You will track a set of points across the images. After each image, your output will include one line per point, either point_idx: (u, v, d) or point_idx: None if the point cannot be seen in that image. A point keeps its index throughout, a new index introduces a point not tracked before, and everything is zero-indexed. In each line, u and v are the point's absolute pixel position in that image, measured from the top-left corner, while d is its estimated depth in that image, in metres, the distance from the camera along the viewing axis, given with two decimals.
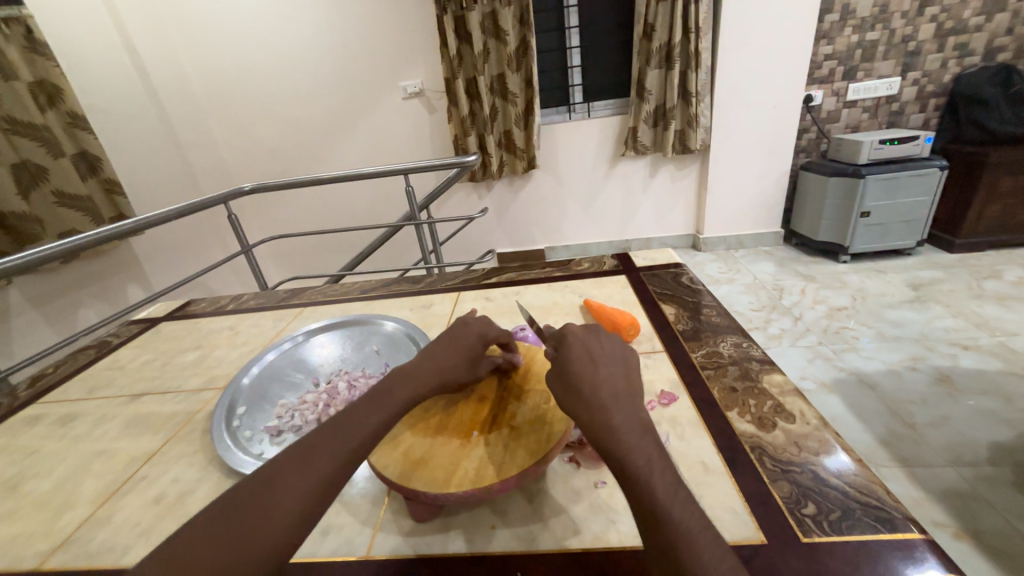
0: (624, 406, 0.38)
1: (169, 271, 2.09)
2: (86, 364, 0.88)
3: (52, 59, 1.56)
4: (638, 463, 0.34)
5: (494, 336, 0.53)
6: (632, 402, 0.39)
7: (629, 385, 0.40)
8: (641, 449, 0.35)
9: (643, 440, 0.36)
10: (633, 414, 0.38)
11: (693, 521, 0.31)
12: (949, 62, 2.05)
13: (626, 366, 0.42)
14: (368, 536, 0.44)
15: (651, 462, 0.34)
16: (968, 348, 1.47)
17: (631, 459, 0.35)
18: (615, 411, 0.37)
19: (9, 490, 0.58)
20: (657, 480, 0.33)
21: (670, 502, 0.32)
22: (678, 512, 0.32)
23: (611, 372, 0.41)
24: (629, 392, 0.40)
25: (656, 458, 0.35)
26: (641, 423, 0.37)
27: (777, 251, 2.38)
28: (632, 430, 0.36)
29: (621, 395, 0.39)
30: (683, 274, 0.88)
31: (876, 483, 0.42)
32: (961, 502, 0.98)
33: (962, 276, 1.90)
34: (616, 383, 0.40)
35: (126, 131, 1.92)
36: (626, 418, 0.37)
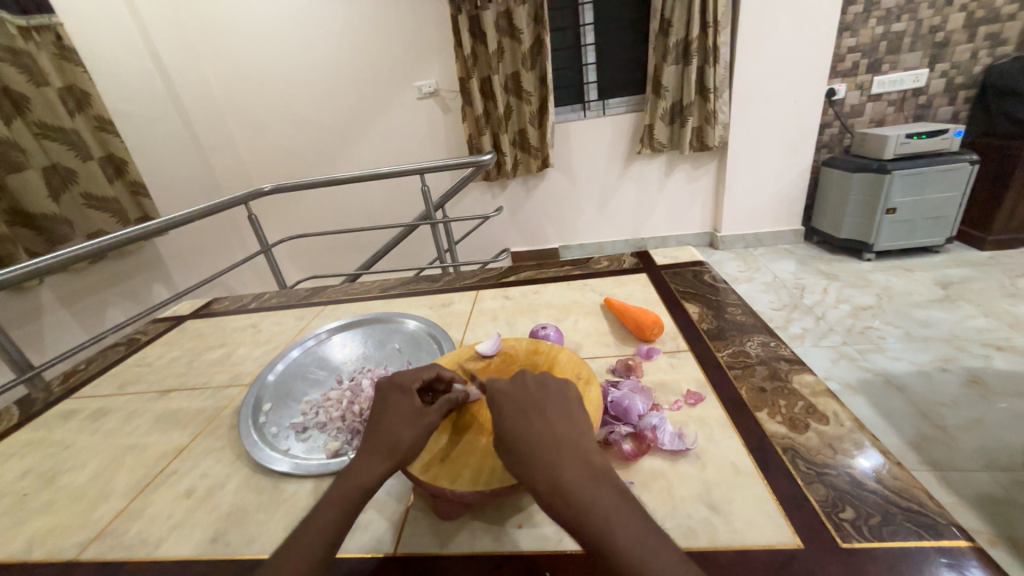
0: (572, 459, 0.36)
1: (191, 270, 2.14)
2: (116, 361, 0.91)
3: (79, 64, 1.61)
4: (598, 520, 0.33)
5: (410, 383, 0.48)
6: (578, 452, 0.37)
7: (573, 432, 0.39)
8: (598, 503, 0.34)
9: (599, 493, 0.34)
10: (583, 465, 0.36)
11: (669, 567, 0.30)
12: (980, 52, 1.97)
13: (566, 412, 0.41)
14: (395, 533, 0.44)
15: (613, 515, 0.33)
16: (1001, 348, 1.42)
17: (590, 517, 0.33)
18: (563, 466, 0.36)
19: (47, 481, 0.60)
20: (622, 534, 0.32)
21: (639, 555, 0.31)
22: (652, 563, 0.30)
23: (552, 424, 0.39)
24: (574, 441, 0.38)
25: (617, 508, 0.33)
26: (591, 472, 0.36)
27: (798, 249, 2.33)
28: (585, 483, 0.35)
29: (566, 448, 0.37)
30: (706, 271, 0.86)
31: (916, 488, 0.41)
32: (996, 507, 0.94)
33: (995, 274, 1.83)
34: (558, 433, 0.38)
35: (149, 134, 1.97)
36: (575, 470, 0.36)
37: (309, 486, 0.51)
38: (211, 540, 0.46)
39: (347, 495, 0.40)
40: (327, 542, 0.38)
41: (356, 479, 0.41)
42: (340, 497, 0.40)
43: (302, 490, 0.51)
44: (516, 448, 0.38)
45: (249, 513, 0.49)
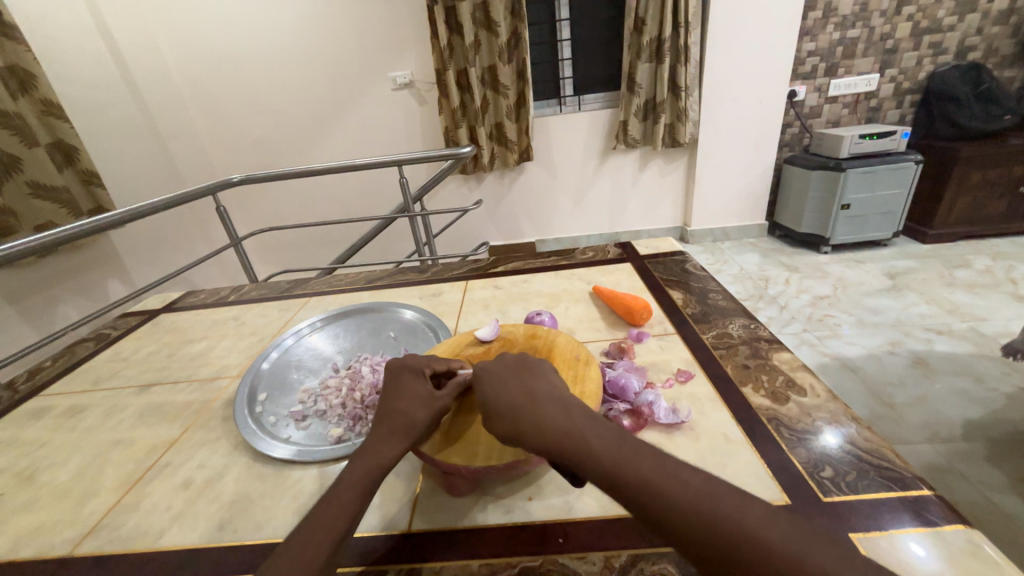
0: (545, 402, 0.39)
1: (150, 266, 2.03)
2: (84, 357, 0.86)
3: (21, 42, 1.49)
4: (576, 444, 0.35)
5: (424, 367, 0.48)
6: (551, 397, 0.40)
7: (548, 384, 0.42)
8: (574, 430, 0.36)
9: (581, 426, 0.36)
10: (556, 405, 0.38)
11: (647, 464, 0.33)
12: (924, 60, 2.13)
13: (544, 376, 0.43)
14: (408, 512, 0.46)
15: (589, 436, 0.35)
16: (942, 333, 1.55)
17: (568, 443, 0.35)
18: (542, 414, 0.38)
19: (25, 480, 0.57)
20: (599, 449, 0.34)
21: (618, 462, 0.33)
22: (630, 463, 0.33)
23: (527, 380, 0.42)
24: (550, 391, 0.40)
25: (594, 430, 0.36)
26: (570, 413, 0.38)
27: (762, 242, 2.45)
28: (565, 422, 0.37)
29: (539, 395, 0.40)
30: (687, 260, 0.91)
31: (884, 447, 0.46)
32: (938, 475, 1.04)
33: (935, 265, 1.99)
34: (533, 386, 0.41)
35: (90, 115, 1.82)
36: (556, 415, 0.38)
37: (314, 472, 0.51)
38: (216, 528, 0.46)
39: (364, 475, 0.41)
40: (347, 522, 0.38)
41: (374, 459, 0.42)
42: (358, 478, 0.40)
43: (307, 476, 0.51)
44: (499, 410, 0.39)
45: (254, 501, 0.49)
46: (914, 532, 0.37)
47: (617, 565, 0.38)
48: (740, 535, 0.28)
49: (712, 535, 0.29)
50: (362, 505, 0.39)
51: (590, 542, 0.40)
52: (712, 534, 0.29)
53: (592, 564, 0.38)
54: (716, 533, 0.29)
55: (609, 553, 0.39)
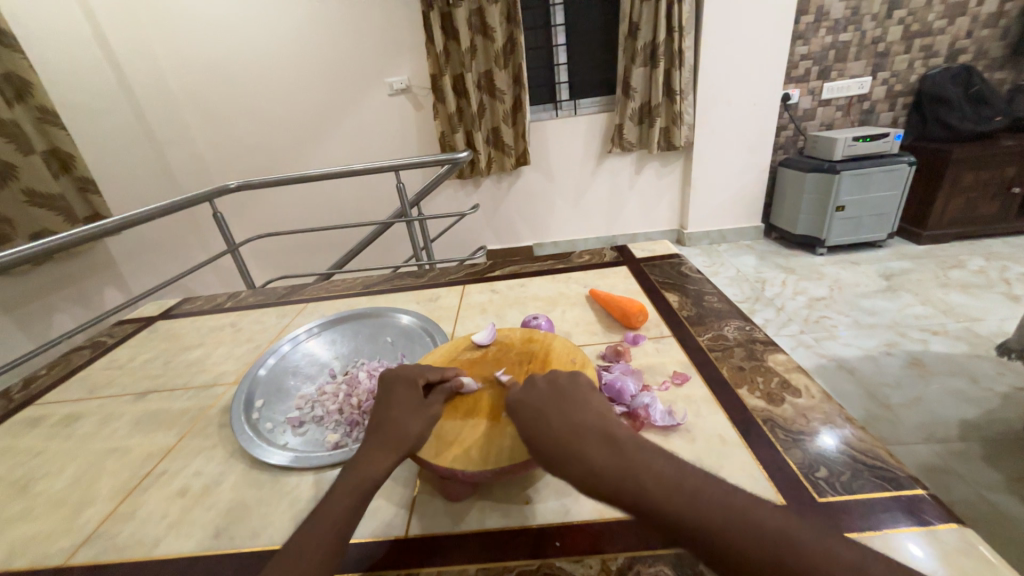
0: (591, 439, 0.37)
1: (146, 273, 2.02)
2: (81, 365, 0.86)
3: (17, 50, 1.49)
4: (631, 486, 0.33)
5: (415, 377, 0.49)
6: (596, 431, 0.37)
7: (589, 414, 0.40)
8: (626, 469, 0.34)
9: (628, 463, 0.34)
10: (603, 441, 0.37)
11: (711, 504, 0.31)
12: (915, 63, 2.15)
13: (580, 401, 0.41)
14: (404, 516, 0.46)
15: (644, 476, 0.33)
16: (937, 333, 1.56)
17: (622, 485, 0.33)
18: (587, 451, 0.36)
19: (21, 489, 0.57)
20: (656, 490, 0.32)
21: (679, 505, 0.31)
22: (694, 507, 0.31)
23: (567, 412, 0.40)
24: (590, 422, 0.39)
25: (647, 467, 0.34)
26: (615, 447, 0.36)
27: (758, 244, 2.46)
28: (611, 460, 0.35)
29: (583, 430, 0.38)
30: (683, 263, 0.91)
31: (879, 447, 0.46)
32: (935, 474, 1.05)
33: (930, 266, 2.00)
34: (575, 419, 0.39)
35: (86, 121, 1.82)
36: (600, 452, 0.36)
37: (311, 478, 0.51)
38: (213, 536, 0.46)
39: (359, 484, 0.41)
40: (341, 531, 0.38)
41: (368, 469, 0.42)
42: (352, 487, 0.40)
43: (304, 483, 0.51)
44: (542, 448, 0.38)
45: (251, 508, 0.48)
46: (908, 531, 0.37)
47: (614, 568, 0.38)
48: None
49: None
50: (356, 515, 0.39)
51: (588, 545, 0.40)
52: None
53: (588, 567, 0.38)
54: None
55: (605, 556, 0.39)
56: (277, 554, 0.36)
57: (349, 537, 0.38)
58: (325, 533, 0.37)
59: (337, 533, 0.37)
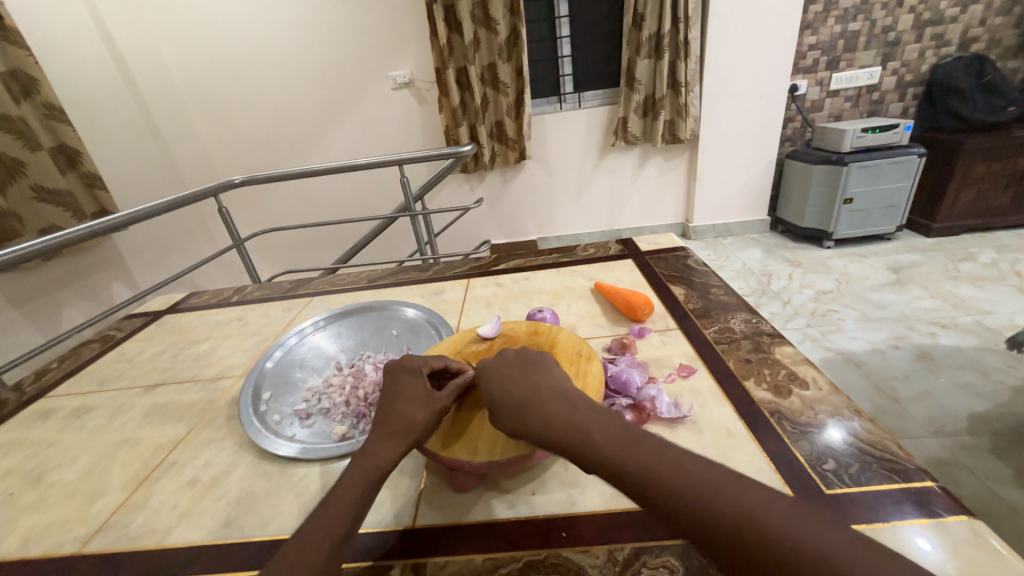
0: (548, 398, 0.40)
1: (154, 268, 2.04)
2: (90, 359, 0.87)
3: (24, 46, 1.49)
4: (577, 437, 0.36)
5: (421, 367, 0.49)
6: (556, 393, 0.40)
7: (554, 381, 0.42)
8: (579, 424, 0.37)
9: (579, 417, 0.37)
10: (561, 402, 0.39)
11: (647, 455, 0.33)
12: (927, 52, 2.11)
13: (547, 370, 0.44)
14: (411, 507, 0.46)
15: (592, 430, 0.36)
16: (946, 326, 1.54)
17: (570, 437, 0.36)
18: (542, 407, 0.39)
19: (34, 480, 0.58)
20: (599, 440, 0.35)
21: (618, 454, 0.34)
22: (632, 456, 0.33)
23: (533, 378, 0.43)
24: (552, 385, 0.41)
25: (598, 424, 0.36)
26: (569, 404, 0.39)
27: (764, 238, 2.44)
28: (562, 413, 0.38)
29: (545, 392, 0.41)
30: (688, 256, 0.91)
31: (887, 440, 0.46)
32: (943, 468, 1.04)
33: (940, 259, 1.98)
34: (539, 384, 0.42)
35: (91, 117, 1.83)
36: (554, 407, 0.39)
37: (318, 469, 0.52)
38: (223, 525, 0.46)
39: (366, 475, 0.41)
40: (348, 521, 0.38)
41: (375, 460, 0.42)
42: (360, 478, 0.40)
43: (311, 474, 0.51)
44: (503, 404, 0.41)
45: (259, 498, 0.49)
46: (917, 524, 0.37)
47: (621, 559, 0.38)
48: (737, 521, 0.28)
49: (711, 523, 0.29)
50: (363, 507, 0.39)
51: (593, 536, 0.40)
52: (709, 523, 0.29)
53: (595, 558, 0.38)
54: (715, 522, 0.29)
55: (612, 546, 0.39)
56: (286, 543, 0.36)
57: (356, 528, 0.38)
58: (334, 523, 0.37)
59: (345, 524, 0.37)
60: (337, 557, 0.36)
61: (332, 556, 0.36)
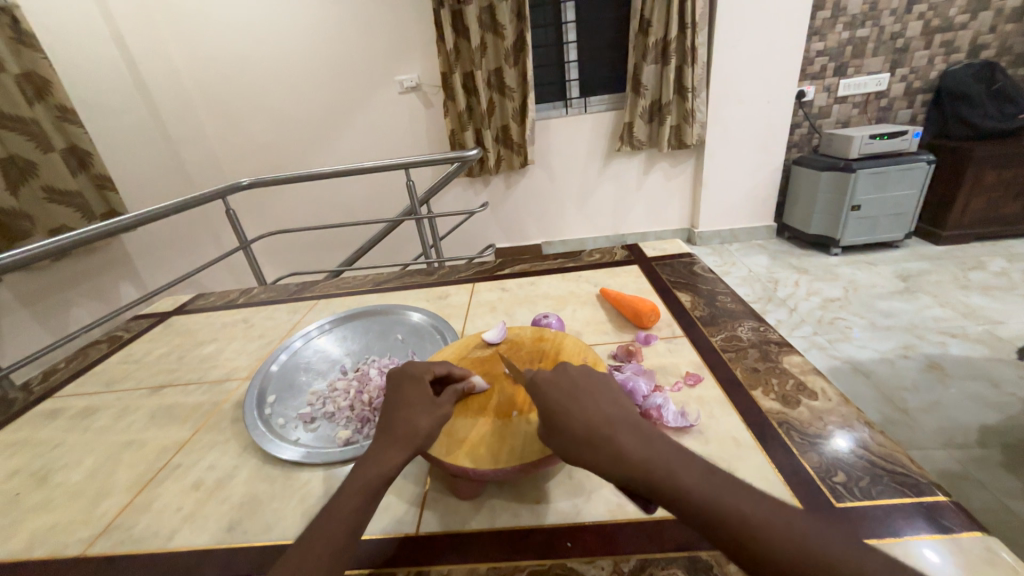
0: (619, 427, 0.37)
1: (161, 269, 2.06)
2: (97, 360, 0.87)
3: (38, 50, 1.52)
4: (663, 475, 0.33)
5: (423, 373, 0.49)
6: (630, 424, 0.37)
7: (623, 410, 0.39)
8: (658, 459, 0.34)
9: (657, 450, 0.34)
10: (638, 434, 0.36)
11: (749, 502, 0.30)
12: (936, 59, 2.10)
13: (609, 393, 0.41)
14: (414, 514, 0.46)
15: (679, 468, 0.33)
16: (956, 336, 1.52)
17: (654, 474, 0.33)
18: (614, 437, 0.36)
19: (40, 480, 0.58)
20: (689, 480, 0.32)
21: (713, 497, 0.31)
22: (725, 499, 0.30)
23: (600, 404, 0.39)
24: (619, 413, 0.39)
25: (683, 462, 0.33)
26: (642, 435, 0.36)
27: (770, 244, 2.43)
28: (637, 446, 0.35)
29: (617, 422, 0.37)
30: (695, 263, 0.90)
31: (899, 453, 0.45)
32: (954, 480, 1.03)
33: (949, 267, 1.96)
34: (608, 412, 0.39)
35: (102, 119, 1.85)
36: (627, 438, 0.36)
37: (322, 474, 0.52)
38: (227, 529, 0.46)
39: (369, 482, 0.40)
40: (351, 530, 0.37)
41: (378, 467, 0.41)
42: (362, 485, 0.40)
43: (315, 478, 0.51)
44: (567, 431, 0.38)
45: (263, 502, 0.49)
46: (928, 539, 0.37)
47: (626, 570, 0.38)
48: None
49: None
50: (364, 515, 0.39)
51: (600, 547, 0.40)
52: None
53: (600, 569, 0.38)
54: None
55: (617, 558, 0.39)
56: (288, 550, 0.36)
57: (358, 537, 0.38)
58: (335, 531, 0.37)
59: (346, 532, 0.37)
60: (337, 566, 0.36)
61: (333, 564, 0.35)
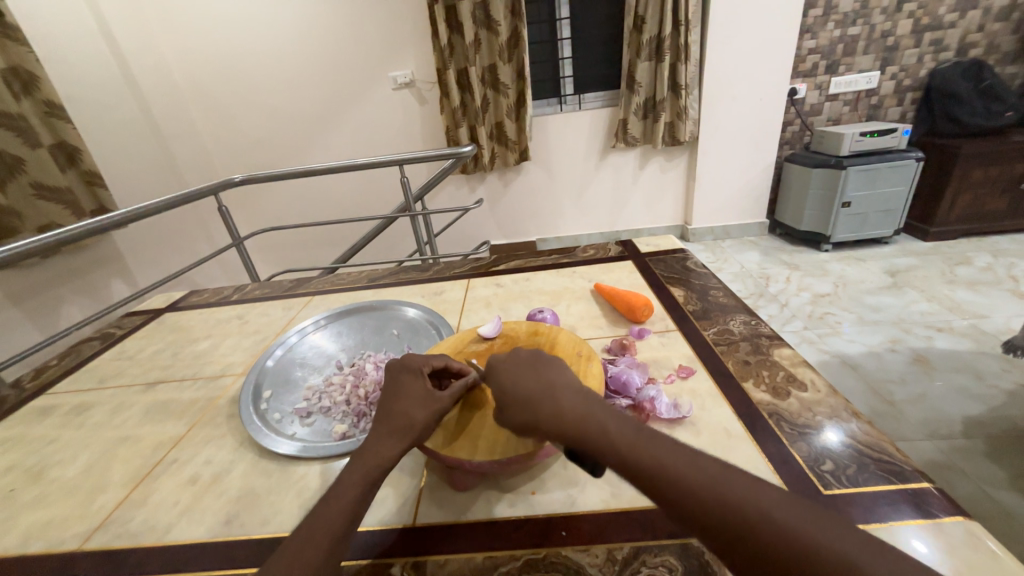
0: (563, 390, 0.39)
1: (153, 266, 2.04)
2: (90, 357, 0.87)
3: (25, 44, 1.49)
4: (595, 430, 0.35)
5: (422, 365, 0.49)
6: (572, 390, 0.39)
7: (567, 378, 0.41)
8: (596, 418, 0.36)
9: (595, 410, 0.37)
10: (578, 398, 0.38)
11: (670, 454, 0.33)
12: (925, 57, 2.12)
13: (558, 363, 0.44)
14: (412, 505, 0.46)
15: (610, 426, 0.35)
16: (943, 330, 1.55)
17: (587, 429, 0.36)
18: (556, 399, 0.38)
19: (34, 476, 0.58)
20: (620, 436, 0.34)
21: (640, 450, 0.33)
22: (650, 452, 0.33)
23: (546, 370, 0.42)
24: (565, 379, 0.41)
25: (617, 422, 0.36)
26: (583, 398, 0.38)
27: (763, 240, 2.45)
28: (576, 407, 0.37)
29: (559, 385, 0.40)
30: (688, 258, 0.91)
31: (884, 442, 0.46)
32: (939, 470, 1.05)
33: (936, 263, 1.99)
34: (553, 379, 0.40)
35: (92, 115, 1.82)
36: (569, 399, 0.38)
37: (318, 467, 0.52)
38: (224, 522, 0.47)
39: (366, 473, 0.41)
40: (346, 520, 0.38)
41: (375, 458, 0.42)
42: (360, 476, 0.40)
43: (312, 472, 0.51)
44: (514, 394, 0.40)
45: (260, 496, 0.49)
46: (912, 524, 0.38)
47: (620, 557, 0.38)
48: (758, 521, 0.29)
49: (737, 522, 0.29)
50: (362, 505, 0.39)
51: (594, 535, 0.41)
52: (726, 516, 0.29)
53: (595, 556, 0.39)
54: (734, 520, 0.29)
55: (612, 545, 0.40)
56: (286, 539, 0.37)
57: (356, 525, 0.38)
58: (333, 520, 0.37)
59: (344, 520, 0.38)
60: (337, 554, 0.36)
61: (332, 551, 0.36)
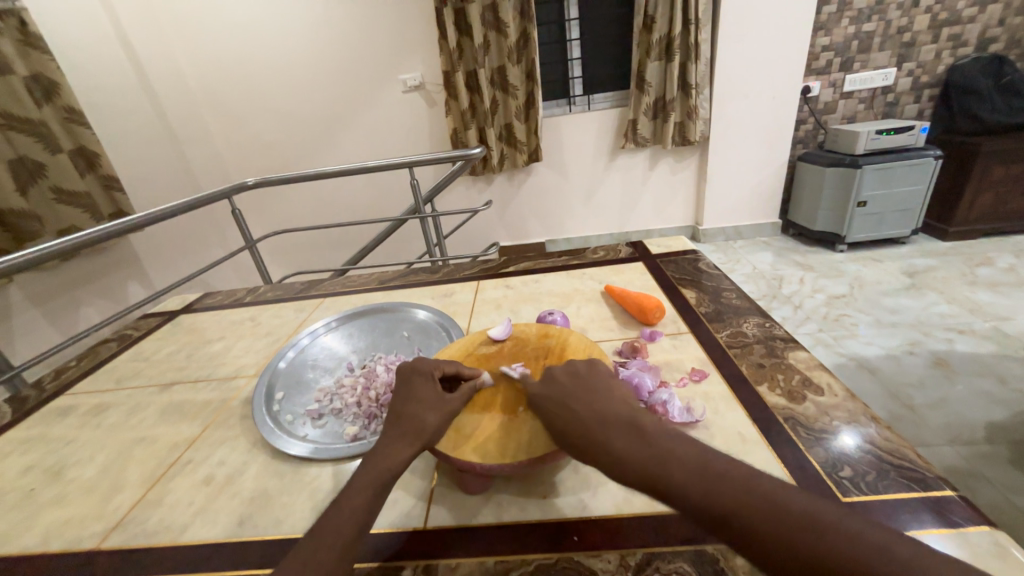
0: (614, 428, 0.38)
1: (168, 268, 2.07)
2: (108, 358, 0.88)
3: (46, 52, 1.53)
4: (651, 470, 0.34)
5: (431, 370, 0.49)
6: (622, 421, 0.39)
7: (616, 409, 0.40)
8: (650, 454, 0.35)
9: (648, 446, 0.36)
10: (627, 430, 0.38)
11: (736, 489, 0.31)
12: (943, 53, 2.08)
13: (605, 394, 0.43)
14: (422, 509, 0.46)
15: (666, 461, 0.34)
16: (964, 332, 1.51)
17: (644, 468, 0.34)
18: (609, 439, 0.37)
19: (54, 476, 0.59)
20: (676, 473, 0.33)
21: (701, 488, 0.32)
22: (713, 489, 0.31)
23: (594, 406, 0.41)
24: (614, 412, 0.40)
25: (667, 451, 0.35)
26: (635, 433, 0.37)
27: (775, 241, 2.41)
28: (631, 445, 0.36)
29: (610, 421, 0.39)
30: (700, 260, 0.90)
31: (906, 448, 0.45)
32: (960, 477, 1.02)
33: (956, 263, 1.94)
34: (600, 411, 0.40)
35: (110, 121, 1.86)
36: (621, 439, 0.37)
37: (330, 469, 0.52)
38: (237, 523, 0.47)
39: (377, 477, 0.41)
40: (360, 523, 0.38)
41: (386, 462, 0.42)
42: (370, 480, 0.40)
43: (323, 474, 0.52)
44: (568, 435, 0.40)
45: (272, 497, 0.49)
46: (934, 533, 0.37)
47: (633, 564, 0.38)
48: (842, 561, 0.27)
49: (809, 558, 0.27)
50: (372, 510, 0.39)
51: (605, 540, 0.40)
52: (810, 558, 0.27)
53: (607, 562, 0.38)
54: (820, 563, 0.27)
55: (624, 551, 0.39)
56: (298, 544, 0.37)
57: (367, 530, 0.38)
58: (344, 525, 0.37)
59: (355, 526, 0.37)
60: (348, 560, 0.36)
61: (343, 557, 0.36)
